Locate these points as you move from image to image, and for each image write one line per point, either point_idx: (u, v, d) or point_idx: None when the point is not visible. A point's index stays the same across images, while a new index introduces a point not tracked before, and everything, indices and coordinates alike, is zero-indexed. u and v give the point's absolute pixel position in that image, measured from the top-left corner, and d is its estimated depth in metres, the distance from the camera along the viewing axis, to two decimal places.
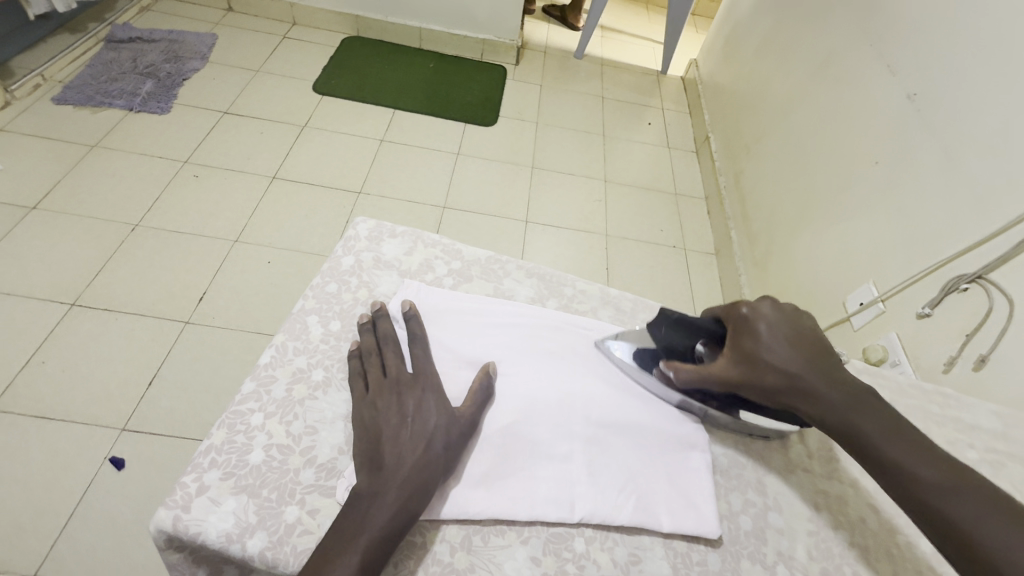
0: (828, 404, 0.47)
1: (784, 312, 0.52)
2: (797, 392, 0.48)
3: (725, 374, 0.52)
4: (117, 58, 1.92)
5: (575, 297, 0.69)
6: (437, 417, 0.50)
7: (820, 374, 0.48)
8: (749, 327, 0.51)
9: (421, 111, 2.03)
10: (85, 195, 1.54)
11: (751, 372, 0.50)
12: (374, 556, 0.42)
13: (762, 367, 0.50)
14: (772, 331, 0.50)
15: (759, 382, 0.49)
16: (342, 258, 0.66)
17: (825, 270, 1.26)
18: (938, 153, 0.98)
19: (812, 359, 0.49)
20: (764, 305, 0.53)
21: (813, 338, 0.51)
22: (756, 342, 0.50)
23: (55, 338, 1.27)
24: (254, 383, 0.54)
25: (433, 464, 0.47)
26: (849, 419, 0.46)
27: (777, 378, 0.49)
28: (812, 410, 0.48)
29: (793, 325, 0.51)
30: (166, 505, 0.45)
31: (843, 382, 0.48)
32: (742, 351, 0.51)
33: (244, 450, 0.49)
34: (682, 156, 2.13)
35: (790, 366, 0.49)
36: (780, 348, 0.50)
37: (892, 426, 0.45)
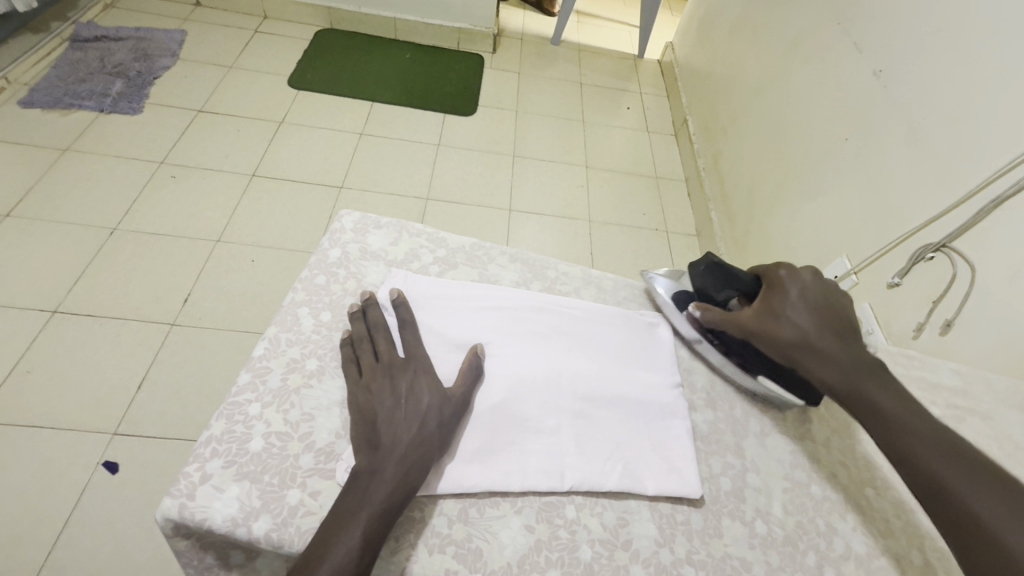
0: (835, 362, 0.53)
1: (820, 283, 0.59)
2: (808, 348, 0.55)
3: (744, 321, 0.59)
4: (83, 58, 1.87)
5: (559, 279, 0.71)
6: (437, 394, 0.53)
7: (835, 341, 0.54)
8: (782, 287, 0.58)
9: (399, 103, 2.02)
10: (60, 200, 1.52)
11: (770, 323, 0.57)
12: (377, 529, 0.44)
13: (782, 321, 0.56)
14: (801, 294, 0.57)
15: (775, 332, 0.56)
16: (329, 250, 0.67)
17: (800, 245, 1.30)
18: (903, 127, 1.02)
19: (830, 324, 0.56)
20: (804, 274, 0.59)
21: (839, 312, 0.57)
22: (786, 300, 0.57)
23: (38, 346, 1.26)
24: (249, 374, 0.55)
25: (436, 440, 0.50)
26: (855, 381, 0.52)
27: (794, 332, 0.55)
28: (817, 368, 0.54)
29: (825, 295, 0.58)
30: (171, 495, 0.47)
31: (855, 350, 0.54)
32: (768, 306, 0.58)
33: (243, 439, 0.51)
34: (661, 139, 2.15)
35: (808, 325, 0.55)
36: (804, 311, 0.56)
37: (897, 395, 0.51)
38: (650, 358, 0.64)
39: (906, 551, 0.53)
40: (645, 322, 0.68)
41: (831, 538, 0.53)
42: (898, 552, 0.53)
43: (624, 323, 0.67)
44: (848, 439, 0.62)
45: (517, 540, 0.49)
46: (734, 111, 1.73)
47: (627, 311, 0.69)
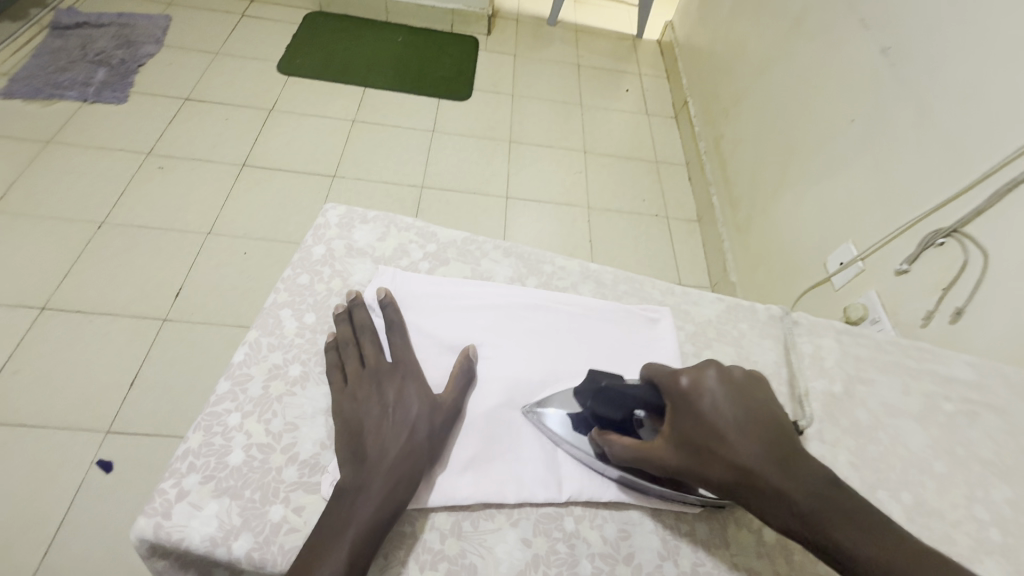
0: (787, 502, 0.39)
1: (732, 381, 0.44)
2: (747, 489, 0.41)
3: (664, 458, 0.45)
4: (65, 45, 1.81)
5: (555, 274, 0.68)
6: (426, 402, 0.50)
7: (780, 466, 0.41)
8: (693, 402, 0.44)
9: (392, 88, 1.96)
10: (44, 194, 1.48)
11: (695, 460, 0.43)
12: (364, 551, 0.41)
13: (706, 455, 0.42)
14: (715, 410, 0.43)
15: (704, 473, 0.42)
16: (313, 247, 0.64)
17: (804, 231, 1.27)
18: (911, 108, 0.97)
19: (766, 443, 0.41)
20: (708, 375, 0.44)
21: (766, 416, 0.43)
22: (703, 423, 0.43)
23: (27, 345, 1.23)
24: (229, 383, 0.52)
25: (427, 450, 0.47)
26: (819, 522, 0.39)
27: (727, 470, 0.41)
28: (769, 510, 0.40)
29: (746, 398, 0.44)
30: (145, 514, 0.44)
31: (804, 473, 0.40)
32: (682, 433, 0.44)
33: (223, 452, 0.48)
34: (661, 122, 2.10)
35: (742, 460, 0.41)
36: (728, 434, 0.42)
37: (868, 525, 0.38)
38: (651, 355, 0.60)
39: None
40: (646, 317, 0.64)
41: None
42: None
43: (623, 319, 0.63)
44: (858, 440, 0.59)
45: (513, 555, 0.46)
46: (736, 93, 1.67)
47: (627, 305, 0.65)
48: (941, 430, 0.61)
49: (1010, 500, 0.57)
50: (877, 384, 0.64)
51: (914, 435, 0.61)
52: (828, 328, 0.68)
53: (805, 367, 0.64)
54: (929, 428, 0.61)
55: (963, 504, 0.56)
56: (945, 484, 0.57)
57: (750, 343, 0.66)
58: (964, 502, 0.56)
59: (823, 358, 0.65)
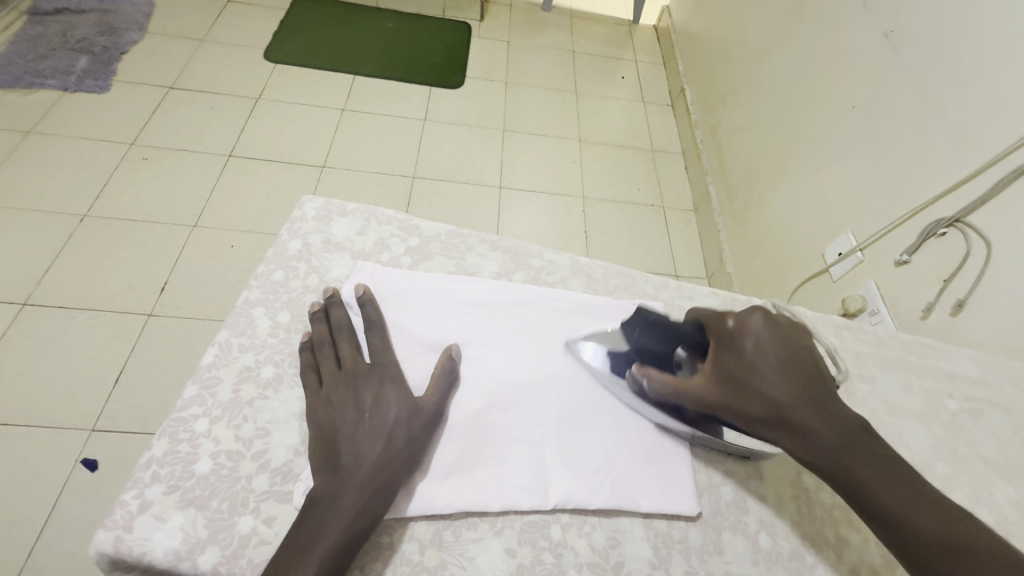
0: (816, 439, 0.42)
1: (778, 327, 0.48)
2: (779, 423, 0.44)
3: (701, 394, 0.47)
4: (44, 33, 1.76)
5: (544, 268, 0.65)
6: (407, 406, 0.47)
7: (816, 405, 0.44)
8: (737, 341, 0.47)
9: (382, 75, 1.91)
10: (24, 186, 1.43)
11: (733, 395, 0.46)
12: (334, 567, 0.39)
13: (743, 389, 0.45)
14: (758, 349, 0.46)
15: (741, 408, 0.45)
16: (288, 242, 0.61)
17: (802, 221, 1.24)
18: (914, 93, 0.94)
19: (803, 382, 0.44)
20: (755, 318, 0.48)
21: (807, 361, 0.46)
22: (745, 360, 0.46)
23: (8, 341, 1.20)
24: (196, 387, 0.49)
25: (406, 458, 0.45)
26: (840, 458, 0.41)
27: (762, 404, 0.44)
28: (797, 446, 0.43)
29: (789, 341, 0.47)
30: (105, 527, 0.42)
31: (838, 416, 0.43)
32: (722, 368, 0.47)
33: (189, 460, 0.45)
34: (658, 110, 2.06)
35: (778, 395, 0.44)
36: (767, 370, 0.45)
37: (892, 470, 0.41)
38: None
39: None
40: None
41: (842, 550, 0.49)
42: None
43: (615, 315, 0.60)
44: None
45: (497, 566, 0.44)
46: (734, 79, 1.63)
47: (618, 301, 0.63)
48: (944, 429, 0.59)
49: (1015, 500, 0.55)
50: (878, 382, 0.62)
51: (916, 434, 0.58)
52: (826, 323, 0.66)
53: None
54: (932, 427, 0.59)
55: (967, 505, 0.54)
56: (948, 485, 0.55)
57: None
58: (968, 503, 0.54)
59: (821, 352, 0.63)
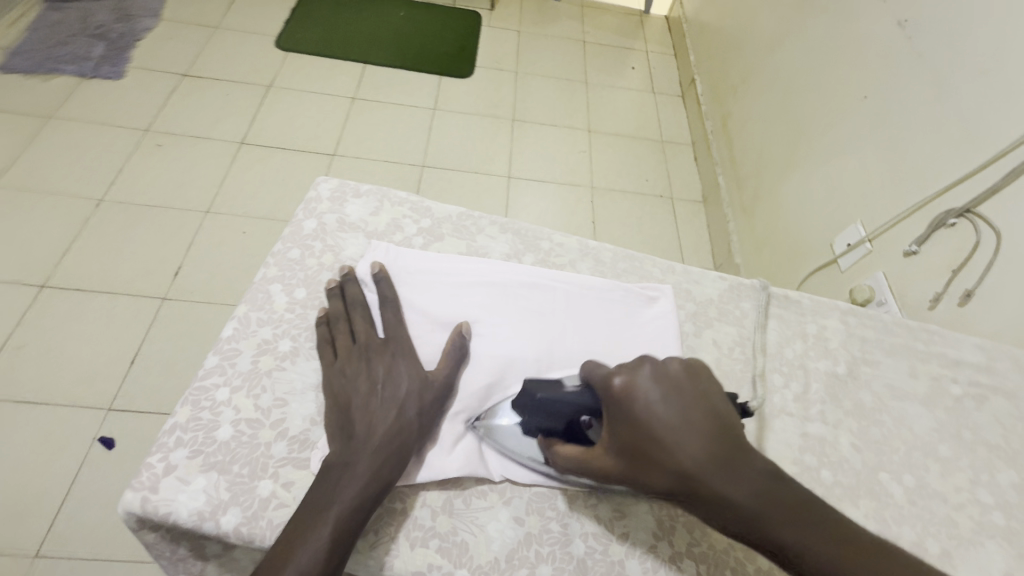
0: (731, 507, 0.37)
1: (667, 382, 0.41)
2: (688, 492, 0.38)
3: (606, 466, 0.42)
4: (62, 19, 1.78)
5: (553, 251, 0.66)
6: (418, 381, 0.49)
7: (725, 465, 0.38)
8: (625, 406, 0.41)
9: (393, 64, 1.91)
10: (43, 170, 1.46)
11: (636, 470, 0.40)
12: (349, 527, 0.41)
13: (648, 465, 0.39)
14: (652, 412, 0.40)
15: (649, 481, 0.39)
16: (304, 221, 0.62)
17: (812, 212, 1.24)
18: (928, 83, 0.93)
19: (706, 442, 0.38)
20: (641, 375, 0.42)
21: (707, 414, 0.40)
22: (640, 427, 0.40)
23: (30, 321, 1.23)
24: (216, 357, 0.51)
25: (418, 429, 0.47)
26: (758, 524, 0.36)
27: (670, 479, 0.38)
28: (712, 516, 0.38)
29: (689, 390, 0.41)
30: (132, 487, 0.44)
31: (745, 473, 0.38)
32: (622, 442, 0.41)
33: (211, 427, 0.47)
34: (668, 101, 2.05)
35: (683, 466, 0.38)
36: (668, 439, 0.38)
37: (806, 524, 0.36)
38: (646, 333, 0.59)
39: (921, 540, 0.51)
40: (644, 296, 0.62)
41: None
42: (914, 540, 0.51)
43: (622, 299, 0.61)
44: (861, 422, 0.58)
45: (506, 534, 0.46)
46: (746, 69, 1.62)
47: (626, 284, 0.64)
48: (948, 413, 0.60)
49: (1016, 484, 0.56)
50: (882, 366, 0.63)
51: (920, 418, 0.59)
52: (832, 309, 0.66)
53: (809, 347, 0.63)
54: (935, 411, 0.60)
55: (967, 487, 0.55)
56: (949, 468, 0.56)
57: (752, 324, 0.64)
58: (968, 485, 0.55)
59: (821, 337, 0.64)
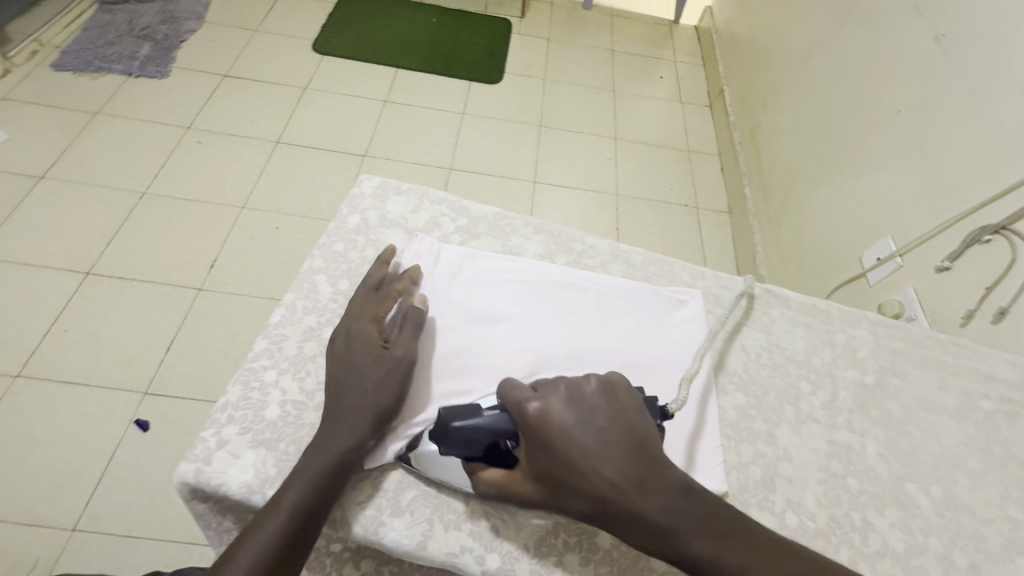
0: (643, 524, 0.40)
1: (581, 405, 0.44)
2: (604, 512, 0.41)
3: (526, 491, 0.43)
4: (113, 20, 1.87)
5: (584, 252, 0.68)
6: (372, 355, 0.50)
7: (639, 484, 0.41)
8: (542, 432, 0.43)
9: (424, 69, 1.96)
10: (91, 163, 1.54)
11: (554, 495, 0.42)
12: (311, 497, 0.43)
13: (565, 489, 0.42)
14: (567, 438, 0.42)
15: (565, 505, 0.42)
16: (348, 216, 0.65)
17: (842, 224, 1.22)
18: (965, 99, 0.93)
19: (619, 463, 0.41)
20: (554, 400, 0.44)
21: (623, 437, 0.43)
22: (556, 453, 0.42)
23: (74, 306, 1.29)
24: (265, 341, 0.54)
25: (378, 405, 0.48)
26: (672, 539, 0.40)
27: (586, 502, 0.41)
28: (629, 533, 0.41)
29: (603, 411, 0.44)
30: (187, 459, 0.46)
31: (657, 488, 0.41)
32: (539, 469, 0.43)
33: (260, 406, 0.50)
34: (695, 110, 2.05)
35: (597, 489, 0.41)
36: (581, 462, 0.41)
37: (718, 534, 0.40)
38: (670, 335, 0.60)
39: (948, 552, 0.51)
40: (674, 299, 0.64)
41: (866, 534, 0.51)
42: (941, 552, 0.51)
43: (652, 301, 0.63)
44: (889, 432, 0.58)
45: (534, 523, 0.48)
46: (776, 81, 1.62)
47: (656, 287, 0.65)
48: (978, 429, 0.60)
49: None
50: (912, 378, 0.63)
51: (949, 431, 0.59)
52: (862, 320, 0.66)
53: (836, 356, 0.63)
54: (966, 425, 0.60)
55: (997, 502, 0.55)
56: (979, 482, 0.56)
57: (780, 330, 0.64)
58: (998, 500, 0.55)
59: (848, 347, 0.64)
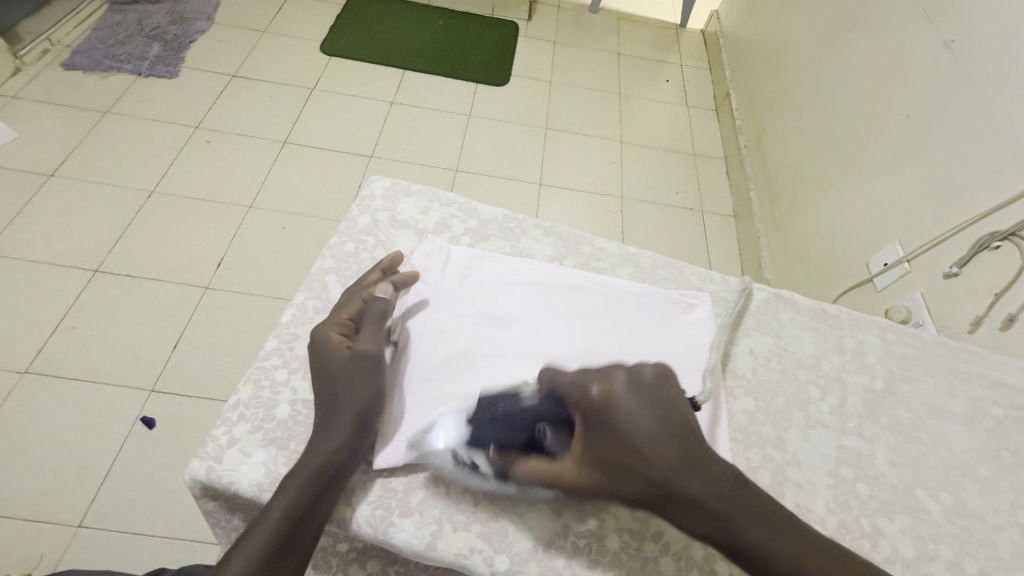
0: (700, 508, 0.41)
1: (643, 390, 0.45)
2: (662, 495, 0.42)
3: (577, 478, 0.44)
4: (123, 20, 1.88)
5: (593, 255, 0.68)
6: (338, 355, 0.50)
7: (695, 471, 0.42)
8: (604, 413, 0.44)
9: (430, 71, 1.96)
10: (99, 162, 1.55)
11: (610, 479, 0.43)
12: (304, 500, 0.42)
13: (622, 472, 0.43)
14: (628, 421, 0.43)
15: (622, 487, 0.43)
16: (358, 217, 0.65)
17: (849, 229, 1.22)
18: (974, 105, 0.92)
19: (679, 447, 0.42)
20: (617, 385, 0.45)
21: (681, 422, 0.44)
22: (617, 437, 0.43)
23: (81, 304, 1.30)
24: (276, 340, 0.55)
25: (356, 403, 0.48)
26: (729, 524, 0.40)
27: (645, 485, 0.42)
28: (686, 517, 0.41)
29: (663, 396, 0.45)
30: (199, 456, 0.47)
31: (714, 475, 0.42)
32: (596, 453, 0.43)
33: (271, 405, 0.51)
34: (701, 114, 2.05)
35: (656, 471, 0.41)
36: (642, 445, 0.42)
37: (773, 522, 0.41)
38: (677, 336, 0.60)
39: (958, 559, 0.51)
40: (683, 302, 0.64)
41: (876, 539, 0.51)
42: (951, 559, 0.51)
43: (661, 304, 0.63)
44: (899, 438, 0.58)
45: (543, 524, 0.48)
46: (783, 86, 1.62)
47: (665, 290, 0.65)
48: (988, 435, 0.60)
49: None
50: (921, 384, 0.63)
51: (959, 437, 0.59)
52: (871, 326, 0.66)
53: (845, 361, 0.63)
54: (976, 432, 0.60)
55: (1007, 510, 0.54)
56: (989, 490, 0.56)
57: (789, 335, 0.64)
58: (1009, 508, 0.55)
59: (857, 352, 0.64)
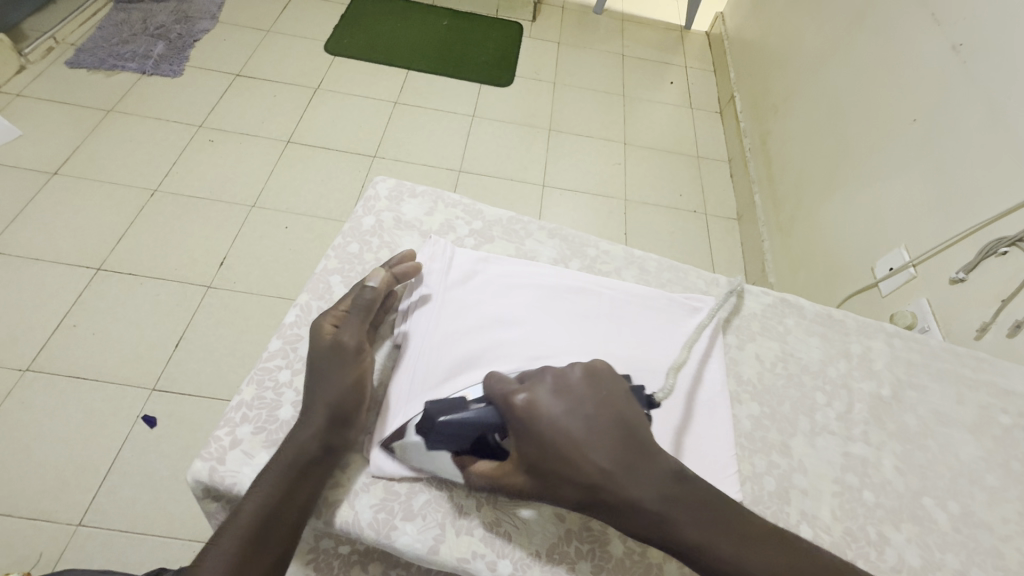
0: (635, 509, 0.41)
1: (569, 395, 0.45)
2: (596, 499, 0.42)
3: (517, 482, 0.44)
4: (128, 19, 1.88)
5: (599, 258, 0.68)
6: (320, 346, 0.51)
7: (628, 472, 0.42)
8: (533, 419, 0.44)
9: (434, 71, 1.96)
10: (103, 160, 1.55)
11: (546, 486, 0.43)
12: (274, 498, 0.43)
13: (554, 478, 0.42)
14: (554, 427, 0.43)
15: (557, 494, 0.42)
16: (363, 218, 0.65)
17: (854, 233, 1.21)
18: (981, 110, 0.92)
19: (609, 448, 0.42)
20: (541, 392, 0.45)
21: (610, 422, 0.44)
22: (545, 444, 0.43)
23: (84, 302, 1.30)
24: (280, 341, 0.54)
25: (327, 396, 0.48)
26: (667, 524, 0.41)
27: (579, 489, 0.42)
28: (624, 518, 0.41)
29: (591, 398, 0.45)
30: (201, 457, 0.46)
31: (648, 473, 0.42)
32: (528, 460, 0.43)
33: (273, 406, 0.50)
34: (705, 116, 2.05)
35: (588, 475, 0.41)
36: (570, 449, 0.42)
37: (713, 516, 0.41)
38: (678, 340, 0.60)
39: (966, 569, 0.50)
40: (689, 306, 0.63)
41: (883, 548, 0.50)
42: (958, 569, 0.50)
43: (665, 308, 0.62)
44: (905, 445, 0.58)
45: (546, 529, 0.48)
46: (788, 89, 1.61)
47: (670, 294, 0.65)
48: (995, 443, 0.59)
49: None
50: (928, 391, 0.62)
51: (967, 445, 0.58)
52: (877, 332, 0.66)
53: (851, 367, 0.63)
54: (984, 440, 0.59)
55: (1015, 519, 0.54)
56: (997, 498, 0.55)
57: (794, 340, 0.64)
58: (1016, 517, 0.54)
59: (865, 358, 0.64)
